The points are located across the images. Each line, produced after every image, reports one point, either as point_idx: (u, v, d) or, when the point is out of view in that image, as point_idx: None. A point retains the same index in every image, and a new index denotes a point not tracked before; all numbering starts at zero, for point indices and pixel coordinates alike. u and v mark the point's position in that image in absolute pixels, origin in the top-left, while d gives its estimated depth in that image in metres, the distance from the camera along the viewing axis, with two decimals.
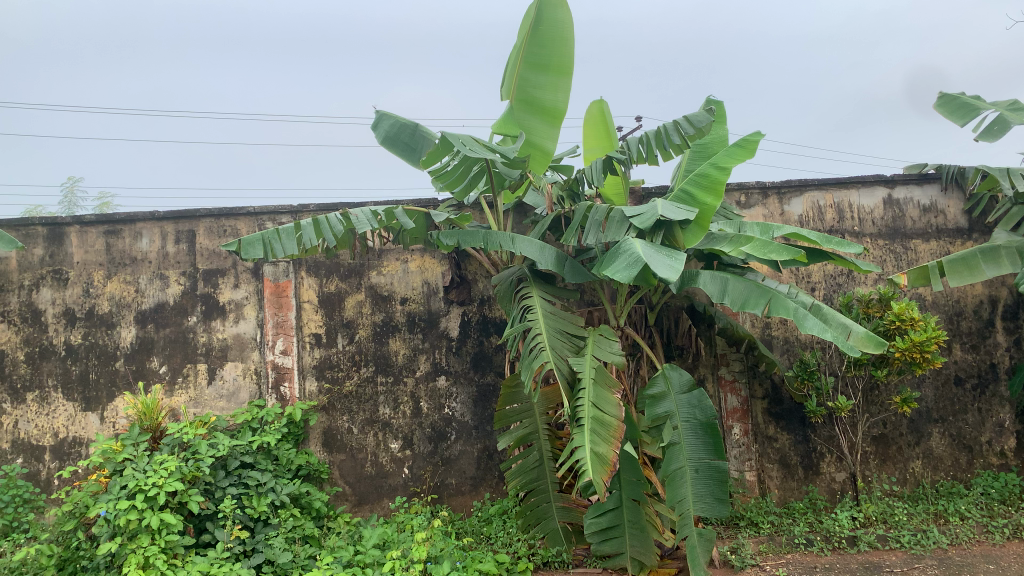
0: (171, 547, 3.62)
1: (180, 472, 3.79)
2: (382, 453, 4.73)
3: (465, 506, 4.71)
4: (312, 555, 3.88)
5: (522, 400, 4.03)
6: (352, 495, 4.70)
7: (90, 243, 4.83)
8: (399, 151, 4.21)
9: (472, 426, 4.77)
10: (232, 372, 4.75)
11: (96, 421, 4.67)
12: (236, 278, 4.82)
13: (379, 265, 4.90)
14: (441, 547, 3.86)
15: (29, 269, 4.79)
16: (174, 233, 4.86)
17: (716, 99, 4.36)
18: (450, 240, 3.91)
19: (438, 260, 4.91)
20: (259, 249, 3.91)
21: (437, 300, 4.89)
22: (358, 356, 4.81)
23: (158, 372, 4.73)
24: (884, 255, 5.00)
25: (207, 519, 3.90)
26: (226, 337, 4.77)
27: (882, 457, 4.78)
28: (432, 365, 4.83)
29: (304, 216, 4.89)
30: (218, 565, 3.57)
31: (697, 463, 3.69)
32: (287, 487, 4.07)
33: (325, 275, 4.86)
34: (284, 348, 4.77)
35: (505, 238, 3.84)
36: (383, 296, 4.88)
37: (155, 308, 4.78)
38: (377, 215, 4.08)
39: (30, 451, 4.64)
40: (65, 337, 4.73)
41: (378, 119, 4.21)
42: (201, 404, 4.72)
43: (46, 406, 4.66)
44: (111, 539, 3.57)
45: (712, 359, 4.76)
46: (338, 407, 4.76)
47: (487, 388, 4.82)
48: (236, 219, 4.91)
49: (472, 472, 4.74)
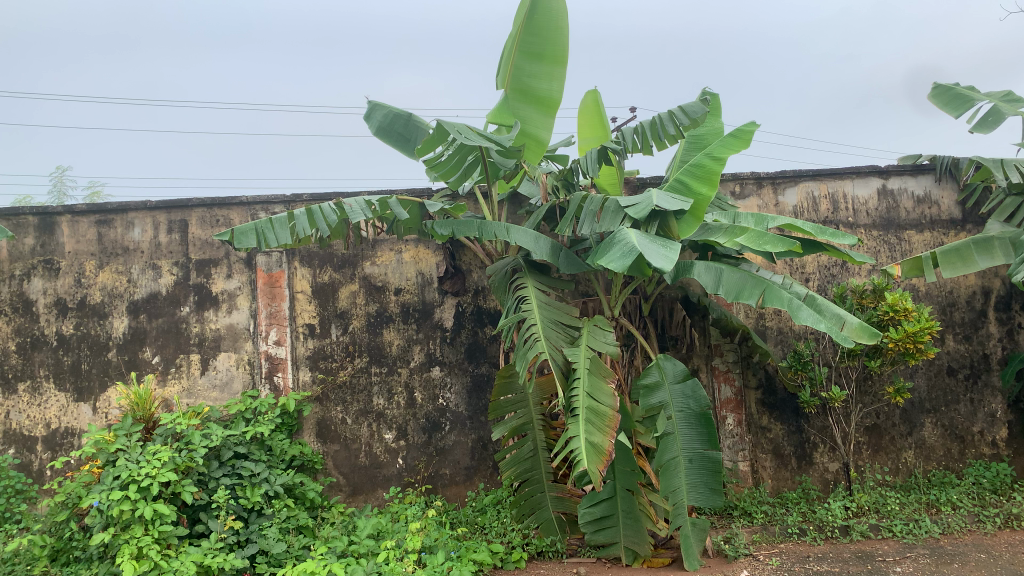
0: (164, 538, 3.61)
1: (173, 463, 3.77)
2: (376, 444, 4.73)
3: (459, 496, 4.71)
4: (306, 546, 3.88)
5: (517, 390, 4.02)
6: (346, 485, 4.69)
7: (83, 233, 4.80)
8: (393, 141, 4.19)
9: (466, 417, 4.77)
10: (226, 363, 4.73)
11: (89, 412, 4.65)
12: (229, 269, 4.80)
13: (373, 256, 4.88)
14: (435, 537, 3.86)
15: (20, 258, 4.76)
16: (166, 223, 4.83)
17: (712, 90, 4.35)
18: (444, 230, 3.89)
19: (432, 250, 4.90)
20: (252, 239, 3.87)
21: (432, 291, 4.88)
22: (352, 346, 4.80)
23: (151, 363, 4.71)
24: (878, 246, 5.00)
25: (201, 510, 3.88)
26: (220, 328, 4.76)
27: (874, 447, 4.80)
28: (427, 356, 4.82)
29: (297, 206, 4.87)
30: (212, 557, 3.57)
31: (691, 454, 3.72)
32: (281, 478, 4.08)
33: (318, 266, 4.84)
34: (277, 339, 4.75)
35: (499, 228, 3.81)
36: (377, 286, 4.86)
37: (148, 298, 4.76)
38: (371, 206, 4.08)
39: (22, 442, 4.62)
40: (56, 328, 4.70)
41: (372, 110, 4.19)
42: (194, 395, 4.70)
43: (38, 397, 4.64)
44: (104, 530, 3.56)
45: (706, 349, 4.75)
46: (332, 398, 4.74)
47: (481, 378, 4.82)
48: (228, 209, 4.87)
49: (466, 462, 4.74)
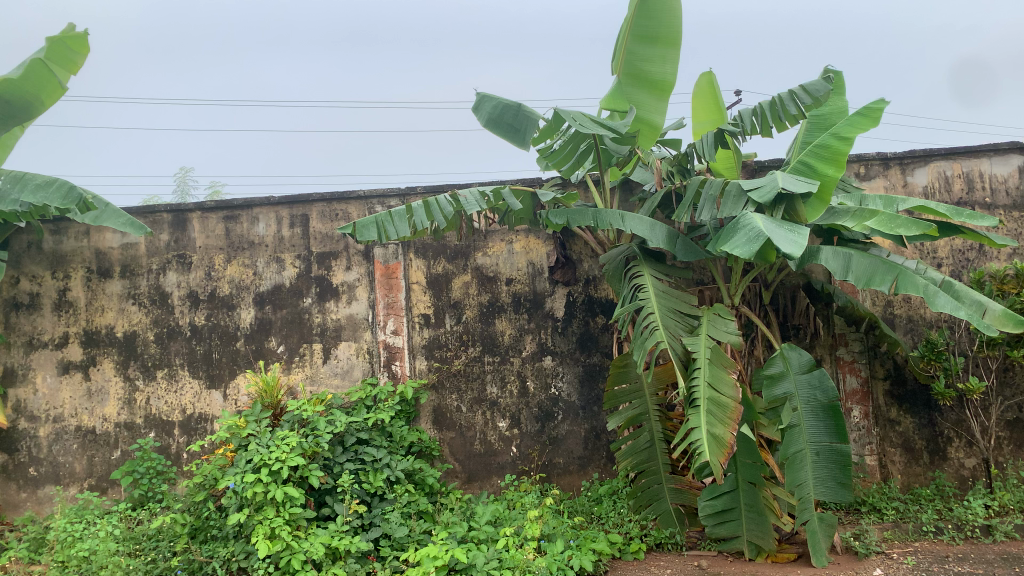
0: (294, 519, 3.75)
1: (300, 447, 3.92)
2: (490, 431, 4.78)
3: (574, 486, 4.71)
4: (427, 530, 3.96)
5: (632, 379, 3.99)
6: (462, 472, 4.77)
7: (212, 228, 5.04)
8: (504, 132, 4.18)
9: (579, 406, 4.76)
10: (346, 352, 4.88)
11: (221, 398, 4.90)
12: (349, 261, 4.94)
13: (485, 246, 4.92)
14: (554, 525, 3.87)
15: (157, 253, 5.05)
16: (289, 217, 5.02)
17: (834, 67, 4.16)
18: (558, 219, 3.87)
19: (542, 240, 4.89)
20: (373, 232, 3.98)
21: (543, 281, 4.87)
22: (465, 336, 4.86)
23: (277, 352, 4.91)
24: (1019, 228, 4.67)
25: (327, 494, 4.02)
26: (340, 318, 4.91)
27: (1017, 442, 4.49)
28: (539, 345, 4.83)
29: (412, 198, 4.96)
30: (339, 538, 3.70)
31: (818, 446, 3.58)
32: (401, 464, 4.17)
33: (432, 257, 4.93)
34: (394, 329, 4.87)
35: (615, 216, 3.77)
36: (489, 277, 4.90)
37: (273, 290, 4.96)
38: (485, 196, 4.12)
39: (161, 426, 4.90)
40: (190, 318, 4.97)
41: (480, 102, 4.22)
42: (318, 382, 4.88)
43: (174, 383, 4.92)
44: (239, 510, 3.75)
45: (830, 339, 4.55)
46: (447, 386, 4.82)
47: (594, 368, 4.79)
48: (347, 202, 5.02)
49: (579, 452, 4.73)
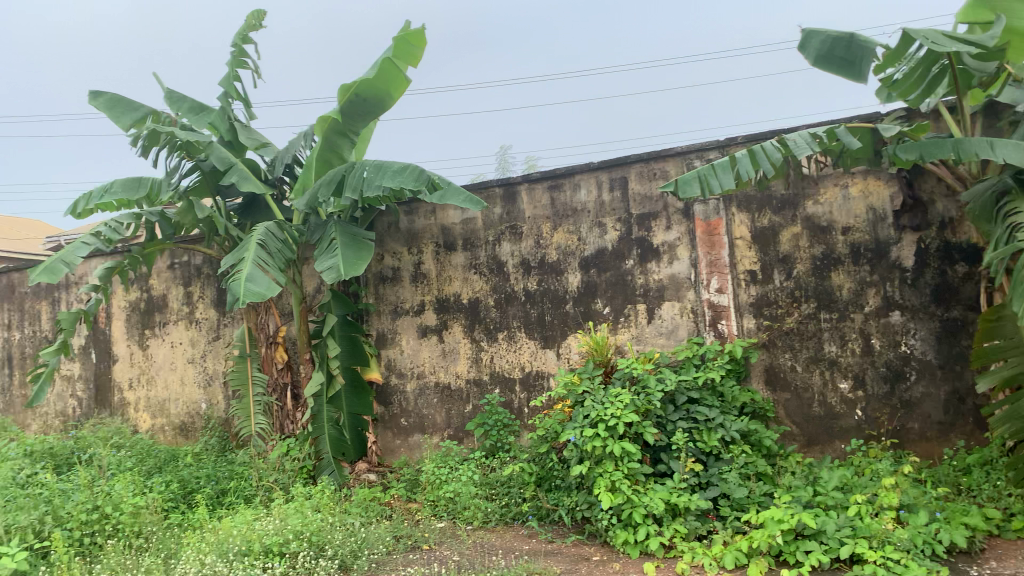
0: (632, 474, 3.85)
1: (634, 404, 4.00)
2: (830, 394, 4.48)
3: (935, 454, 4.24)
4: (768, 492, 3.84)
5: (1006, 335, 3.46)
6: (800, 435, 4.54)
7: (537, 200, 5.32)
8: (835, 69, 3.83)
9: (937, 366, 4.26)
10: (671, 311, 4.88)
11: (554, 357, 5.19)
12: (669, 220, 4.91)
13: (816, 193, 4.58)
14: (915, 495, 3.51)
15: (491, 225, 5.45)
16: (609, 181, 5.12)
17: None
18: (907, 156, 3.47)
19: (885, 180, 4.41)
20: (697, 186, 3.89)
21: (887, 227, 4.41)
22: (798, 291, 4.58)
23: (603, 312, 5.07)
24: None
25: (662, 451, 4.07)
26: (663, 278, 4.91)
27: None
28: (885, 299, 4.39)
29: (733, 149, 4.77)
30: (677, 494, 3.73)
31: None
32: (737, 424, 4.04)
33: (757, 208, 4.71)
34: (719, 287, 4.75)
35: (981, 145, 3.27)
36: (823, 226, 4.56)
37: (596, 254, 5.12)
38: (817, 137, 3.82)
39: (505, 382, 5.33)
40: (523, 284, 5.32)
41: (807, 39, 3.90)
42: (644, 340, 4.94)
43: (513, 343, 5.32)
44: (580, 462, 3.96)
45: None
46: (780, 345, 4.61)
47: (955, 323, 4.24)
48: (666, 160, 4.96)
49: (940, 417, 4.24)
